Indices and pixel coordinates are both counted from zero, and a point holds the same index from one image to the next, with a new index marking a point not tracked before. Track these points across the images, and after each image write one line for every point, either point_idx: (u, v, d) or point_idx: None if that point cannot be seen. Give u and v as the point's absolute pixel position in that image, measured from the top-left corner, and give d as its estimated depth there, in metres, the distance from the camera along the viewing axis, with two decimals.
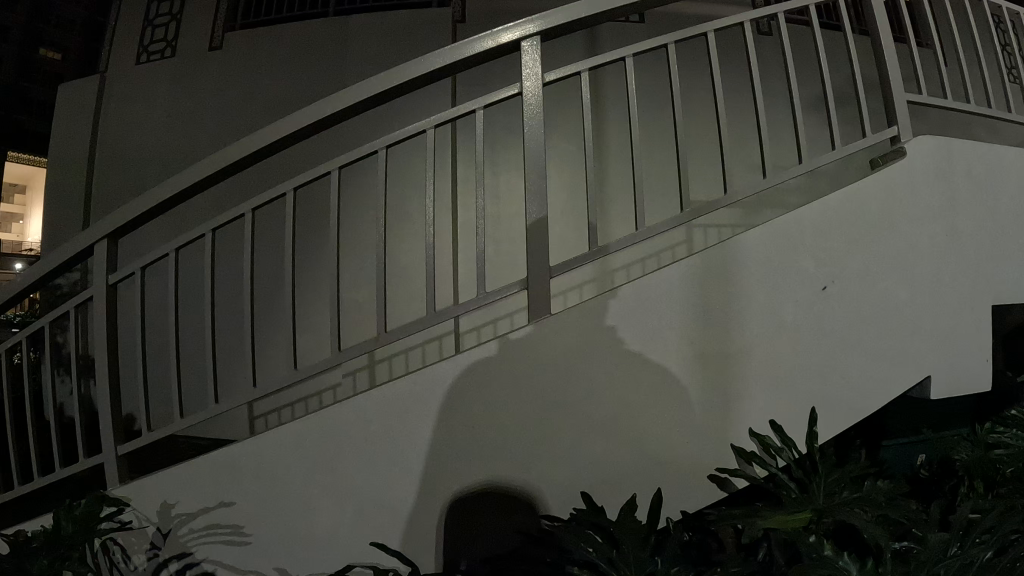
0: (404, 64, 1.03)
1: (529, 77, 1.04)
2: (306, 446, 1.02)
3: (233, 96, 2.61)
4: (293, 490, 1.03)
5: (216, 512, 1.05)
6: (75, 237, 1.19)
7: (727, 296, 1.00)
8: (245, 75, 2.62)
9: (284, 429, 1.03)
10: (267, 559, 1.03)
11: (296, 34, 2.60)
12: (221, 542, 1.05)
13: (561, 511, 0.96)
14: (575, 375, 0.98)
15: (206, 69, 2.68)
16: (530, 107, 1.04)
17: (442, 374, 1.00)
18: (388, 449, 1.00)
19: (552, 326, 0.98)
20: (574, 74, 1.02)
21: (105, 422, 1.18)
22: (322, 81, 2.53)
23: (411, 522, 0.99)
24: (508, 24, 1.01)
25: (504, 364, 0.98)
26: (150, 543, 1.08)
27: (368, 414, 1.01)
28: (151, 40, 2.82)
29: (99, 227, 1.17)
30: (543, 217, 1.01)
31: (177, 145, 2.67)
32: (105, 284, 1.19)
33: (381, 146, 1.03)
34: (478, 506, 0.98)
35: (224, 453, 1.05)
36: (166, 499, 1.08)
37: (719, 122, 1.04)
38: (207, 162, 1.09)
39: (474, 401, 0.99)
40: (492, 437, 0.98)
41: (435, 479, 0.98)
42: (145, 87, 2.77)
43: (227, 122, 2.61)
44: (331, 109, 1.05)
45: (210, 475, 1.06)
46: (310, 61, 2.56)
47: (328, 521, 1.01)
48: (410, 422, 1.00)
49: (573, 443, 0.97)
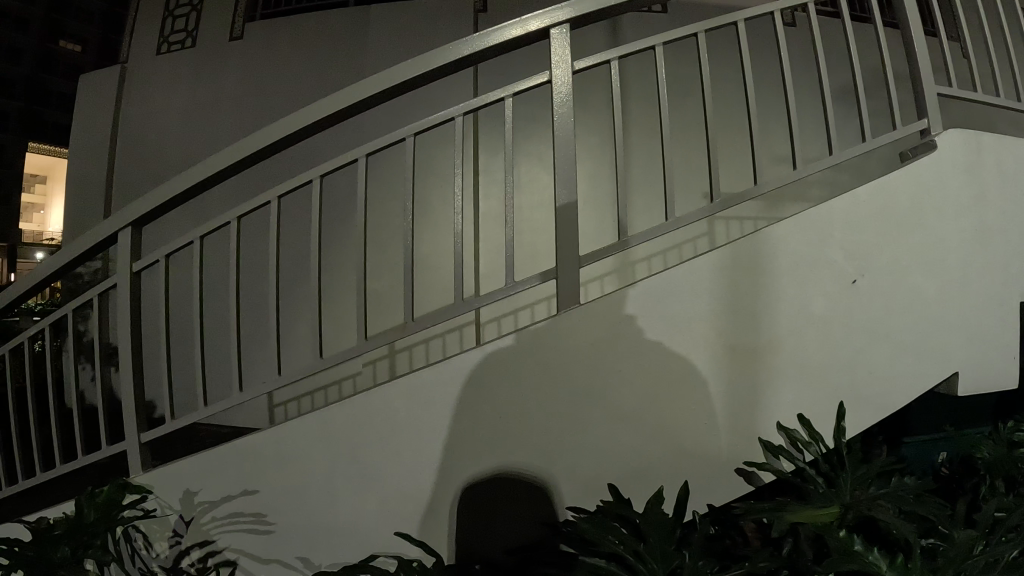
0: (431, 52, 1.02)
1: (559, 66, 1.02)
2: (329, 438, 1.02)
3: (255, 86, 2.61)
4: (316, 479, 1.02)
5: (238, 500, 1.05)
6: (99, 224, 1.19)
7: (755, 287, 0.99)
8: (265, 67, 2.62)
9: (306, 417, 1.03)
10: (289, 549, 1.03)
11: (316, 25, 2.59)
12: (244, 530, 1.05)
13: (586, 503, 0.95)
14: (602, 367, 0.97)
15: (227, 60, 2.68)
16: (558, 99, 1.02)
17: (464, 364, 0.99)
18: (409, 439, 1.00)
19: (577, 317, 0.97)
20: (604, 62, 1.01)
21: (127, 411, 1.18)
22: (343, 72, 2.52)
23: (434, 511, 0.98)
24: (536, 12, 0.99)
25: (528, 355, 0.97)
26: (172, 531, 1.09)
27: (394, 402, 1.00)
28: (172, 30, 2.83)
29: (121, 215, 1.17)
30: (570, 204, 1.00)
31: (197, 135, 2.68)
32: (130, 271, 1.19)
33: (408, 135, 1.02)
34: (501, 496, 0.97)
35: (248, 443, 1.05)
36: (189, 487, 1.08)
37: (750, 111, 1.02)
38: (233, 150, 1.09)
39: (498, 392, 0.98)
40: (517, 429, 0.97)
41: (457, 470, 0.98)
42: (165, 76, 2.78)
43: (248, 113, 2.61)
44: (362, 94, 1.05)
45: (234, 463, 1.06)
46: (330, 51, 2.55)
47: (350, 511, 1.01)
48: (436, 410, 0.99)
49: (601, 435, 0.96)
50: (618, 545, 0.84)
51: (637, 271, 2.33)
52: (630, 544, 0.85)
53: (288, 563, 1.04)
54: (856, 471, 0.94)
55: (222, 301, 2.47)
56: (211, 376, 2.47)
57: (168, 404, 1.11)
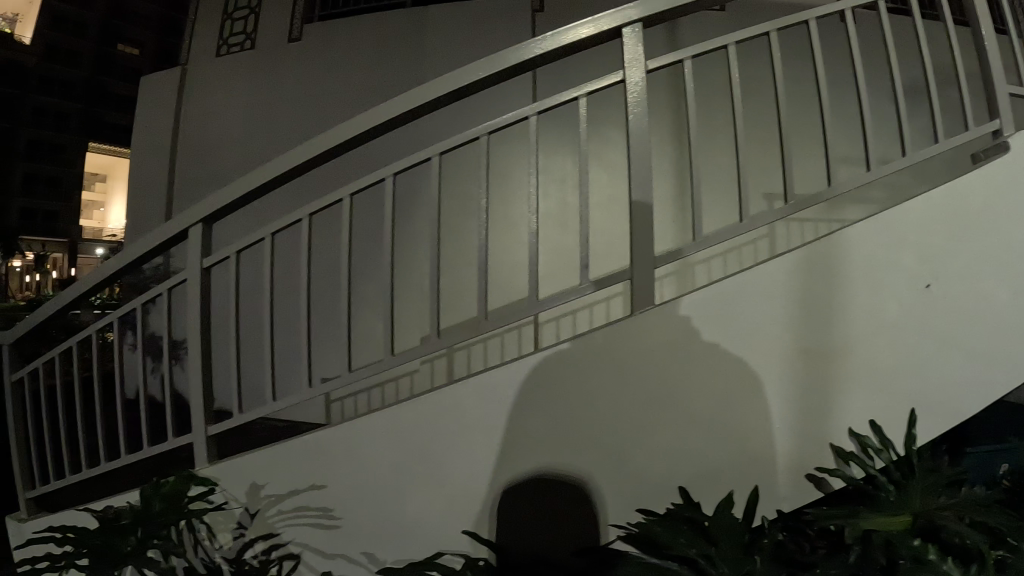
0: (502, 52, 1.03)
1: (632, 66, 1.02)
2: (395, 433, 1.03)
3: (313, 89, 2.65)
4: (382, 476, 1.04)
5: (306, 495, 1.07)
6: (170, 221, 1.22)
7: (828, 291, 0.97)
8: (325, 70, 2.64)
9: (373, 416, 1.05)
10: (354, 544, 1.06)
11: (374, 27, 2.61)
12: (309, 525, 1.07)
13: (655, 506, 0.96)
14: (674, 370, 0.96)
15: (286, 62, 2.72)
16: (632, 99, 1.02)
17: (532, 363, 0.99)
18: (475, 433, 1.01)
19: (650, 320, 0.97)
20: (676, 61, 1.00)
21: (196, 404, 1.20)
22: (401, 75, 2.54)
23: (500, 511, 1.00)
24: (607, 11, 0.99)
25: (601, 356, 0.97)
26: (236, 523, 1.11)
27: (464, 402, 1.01)
28: (231, 33, 2.88)
29: (192, 212, 1.19)
30: (644, 204, 1.00)
31: (256, 137, 2.72)
32: (200, 267, 1.21)
33: (481, 134, 1.03)
34: (566, 495, 0.98)
35: (316, 438, 1.07)
36: (255, 481, 1.10)
37: (824, 112, 1.00)
38: (305, 149, 1.11)
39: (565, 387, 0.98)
40: (587, 430, 0.97)
41: (526, 463, 1.00)
42: (224, 78, 2.83)
43: (307, 115, 2.64)
44: (433, 94, 1.06)
45: (302, 459, 1.08)
46: (387, 53, 2.56)
47: (416, 507, 1.03)
48: (507, 411, 1.00)
49: (671, 439, 0.96)
50: (689, 549, 0.84)
51: (696, 275, 2.29)
52: (703, 548, 0.84)
53: (353, 558, 1.06)
54: (926, 479, 0.92)
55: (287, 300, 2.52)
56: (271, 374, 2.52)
57: (237, 397, 1.13)
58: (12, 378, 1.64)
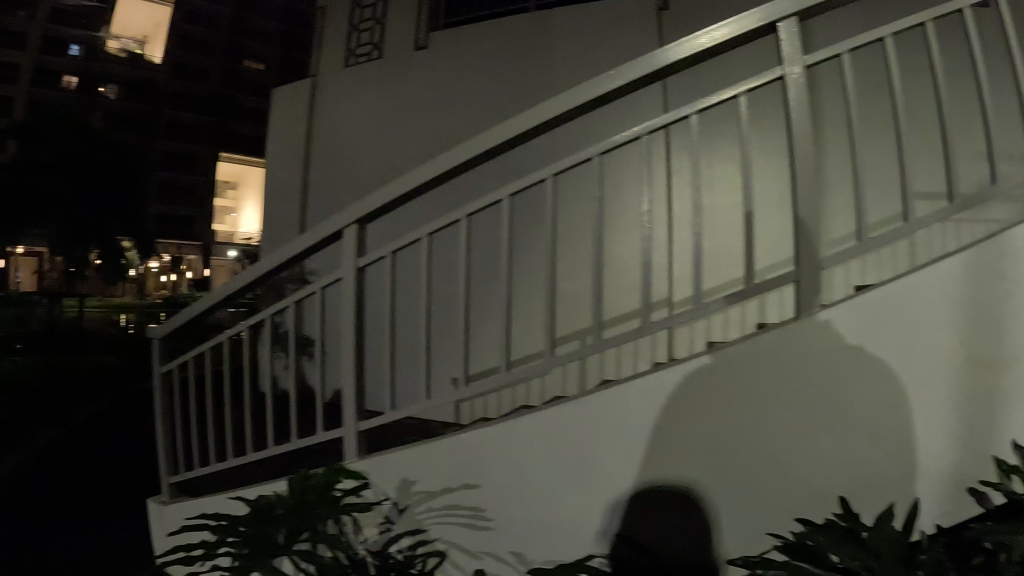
0: (643, 56, 1.17)
1: (791, 63, 1.13)
2: (561, 431, 1.20)
3: (434, 97, 2.77)
4: (534, 477, 1.23)
5: (455, 496, 1.29)
6: (333, 217, 1.39)
7: (983, 313, 1.04)
8: (446, 80, 2.75)
9: (540, 417, 1.22)
10: (502, 543, 1.26)
11: (494, 33, 2.68)
12: (460, 523, 1.29)
13: (817, 514, 1.07)
14: (833, 382, 1.06)
15: (409, 72, 2.85)
16: (791, 90, 1.14)
17: (692, 366, 1.12)
18: (639, 427, 1.15)
19: (808, 331, 1.08)
20: (834, 54, 1.14)
21: (349, 402, 1.40)
22: (522, 80, 2.60)
23: (639, 513, 1.15)
24: (737, 15, 1.13)
25: (761, 362, 1.09)
26: (386, 517, 1.34)
27: (627, 403, 1.16)
28: (357, 43, 3.05)
29: (354, 210, 1.36)
30: (810, 217, 1.13)
31: (382, 144, 2.88)
32: (355, 265, 1.37)
33: (643, 133, 1.23)
34: (727, 502, 1.10)
35: (487, 438, 1.26)
36: (407, 478, 1.33)
37: (981, 101, 1.07)
38: (463, 150, 1.26)
39: (728, 394, 1.10)
40: (749, 437, 1.09)
41: (684, 463, 1.12)
42: (350, 88, 3.02)
43: (430, 124, 2.77)
44: (585, 96, 1.20)
45: (455, 462, 1.29)
46: (509, 60, 2.63)
47: (569, 509, 1.20)
48: (683, 416, 1.12)
49: (832, 450, 1.07)
50: (856, 559, 0.86)
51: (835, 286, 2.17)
52: (868, 561, 0.86)
53: (501, 555, 1.26)
54: None
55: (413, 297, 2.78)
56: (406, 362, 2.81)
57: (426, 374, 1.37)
58: (161, 370, 2.04)
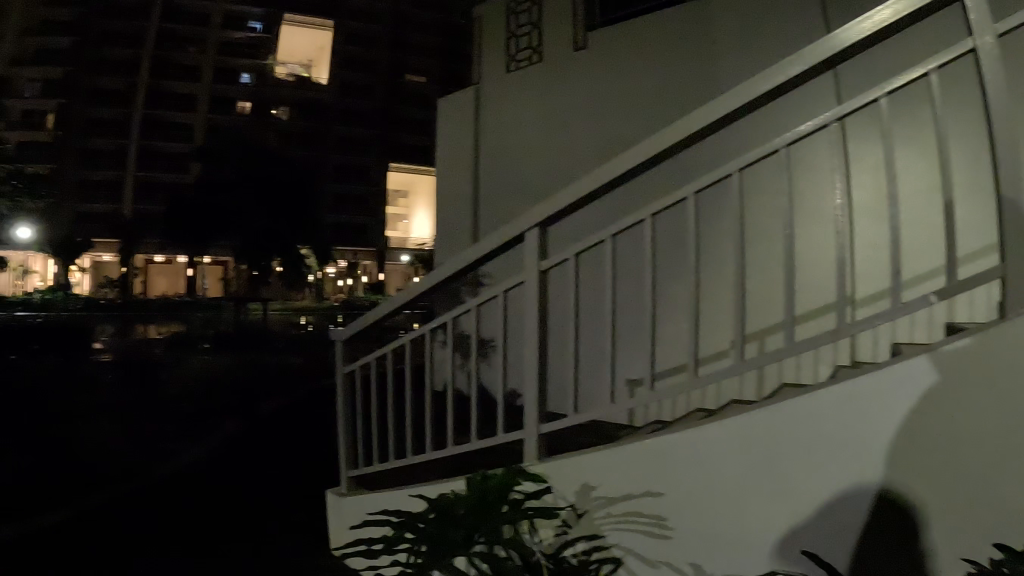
0: (836, 33, 2.02)
1: (978, 38, 1.85)
2: (789, 425, 2.03)
3: (606, 79, 4.78)
4: (744, 479, 2.09)
5: (631, 515, 2.30)
6: (629, 153, 2.29)
7: None
8: (620, 65, 4.71)
9: (789, 415, 2.03)
10: (682, 552, 2.21)
11: (633, 33, 4.66)
12: (633, 529, 2.30)
13: (968, 528, 1.81)
14: (986, 414, 1.78)
15: (586, 62, 4.89)
16: (975, 48, 1.84)
17: (904, 370, 1.88)
18: (849, 426, 1.94)
19: (963, 361, 1.81)
20: (999, 28, 1.84)
21: (531, 430, 2.52)
22: (670, 65, 4.44)
23: (837, 510, 1.97)
24: (885, 8, 1.97)
25: (931, 387, 1.85)
26: (564, 518, 2.41)
27: (838, 406, 1.96)
28: (518, 55, 5.38)
29: (645, 146, 2.25)
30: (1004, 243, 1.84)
31: (582, 114, 4.88)
32: (538, 271, 2.49)
33: (835, 117, 1.90)
34: (918, 516, 1.86)
35: (724, 449, 2.12)
36: (588, 490, 2.37)
37: None
38: (719, 104, 2.15)
39: (931, 417, 1.85)
40: (930, 450, 1.85)
41: (879, 468, 1.91)
42: (552, 87, 5.10)
43: (611, 97, 4.73)
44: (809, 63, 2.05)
45: (642, 480, 2.27)
46: (650, 48, 4.55)
47: (769, 518, 2.06)
48: (901, 429, 1.88)
49: (984, 478, 1.80)
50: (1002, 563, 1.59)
51: None
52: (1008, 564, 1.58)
53: (682, 559, 2.21)
54: None
55: (720, 281, 4.05)
56: (710, 328, 4.06)
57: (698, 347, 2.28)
58: (347, 370, 3.29)
